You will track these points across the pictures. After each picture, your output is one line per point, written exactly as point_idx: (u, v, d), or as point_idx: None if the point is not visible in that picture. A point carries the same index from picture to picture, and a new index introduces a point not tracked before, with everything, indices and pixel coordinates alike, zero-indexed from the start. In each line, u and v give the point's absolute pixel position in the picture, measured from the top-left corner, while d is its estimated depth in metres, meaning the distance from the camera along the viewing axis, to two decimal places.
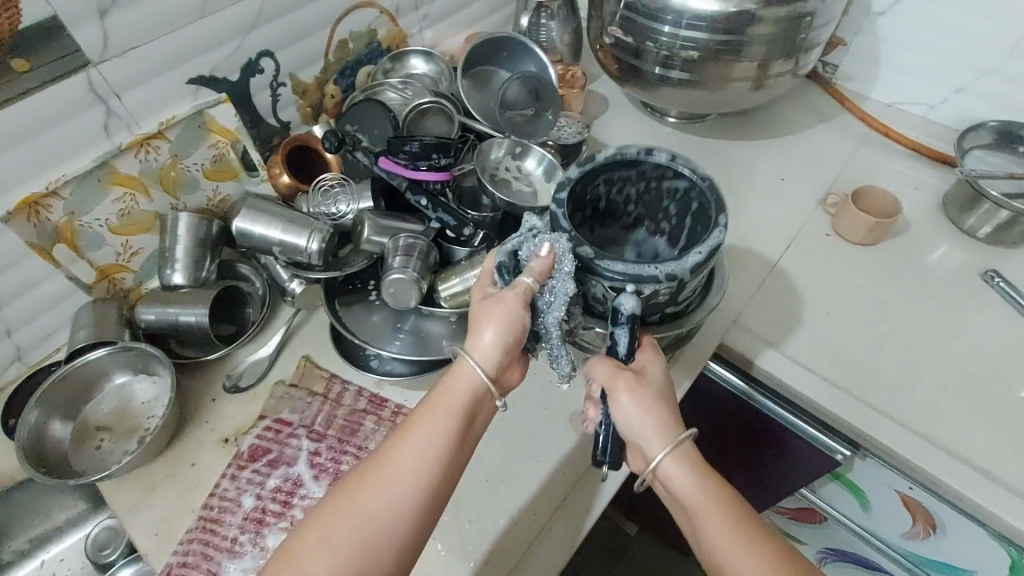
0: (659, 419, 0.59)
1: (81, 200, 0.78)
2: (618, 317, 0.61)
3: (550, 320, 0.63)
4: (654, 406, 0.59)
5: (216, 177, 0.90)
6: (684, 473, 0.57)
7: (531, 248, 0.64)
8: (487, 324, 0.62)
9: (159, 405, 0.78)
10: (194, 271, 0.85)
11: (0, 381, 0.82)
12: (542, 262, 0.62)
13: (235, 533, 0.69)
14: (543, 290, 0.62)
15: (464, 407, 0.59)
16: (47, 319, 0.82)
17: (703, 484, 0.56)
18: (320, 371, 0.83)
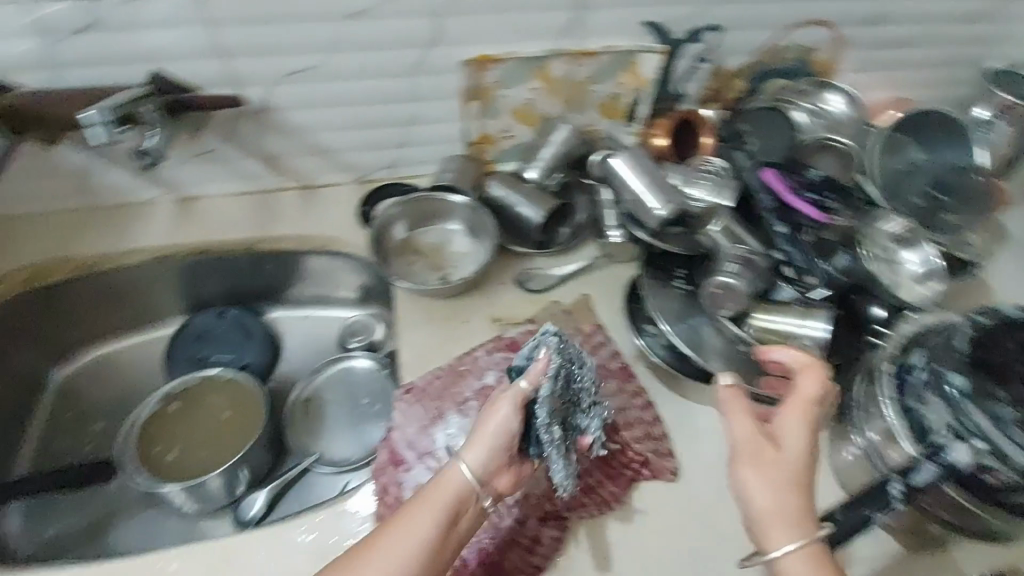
0: (790, 504, 0.54)
1: (511, 76, 0.88)
2: (938, 456, 0.58)
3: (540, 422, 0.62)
4: (779, 498, 0.54)
5: (603, 111, 0.97)
6: (805, 564, 0.52)
7: (538, 351, 0.67)
8: (489, 425, 0.62)
9: (465, 262, 0.89)
10: (545, 175, 0.93)
11: (370, 175, 0.99)
12: (538, 367, 0.64)
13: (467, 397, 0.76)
14: (542, 395, 0.63)
15: (450, 507, 0.58)
16: (427, 150, 0.97)
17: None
18: (592, 315, 0.85)
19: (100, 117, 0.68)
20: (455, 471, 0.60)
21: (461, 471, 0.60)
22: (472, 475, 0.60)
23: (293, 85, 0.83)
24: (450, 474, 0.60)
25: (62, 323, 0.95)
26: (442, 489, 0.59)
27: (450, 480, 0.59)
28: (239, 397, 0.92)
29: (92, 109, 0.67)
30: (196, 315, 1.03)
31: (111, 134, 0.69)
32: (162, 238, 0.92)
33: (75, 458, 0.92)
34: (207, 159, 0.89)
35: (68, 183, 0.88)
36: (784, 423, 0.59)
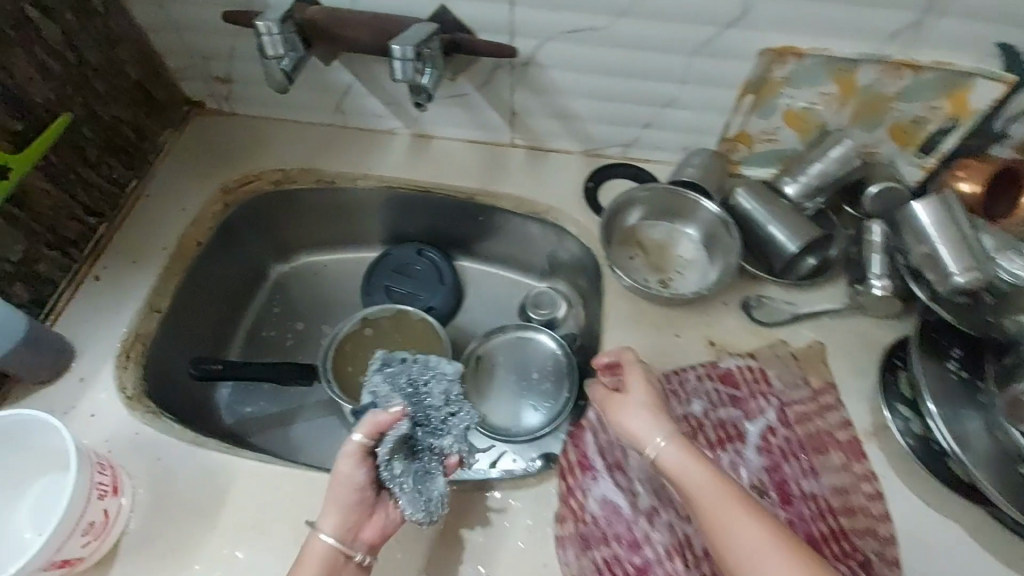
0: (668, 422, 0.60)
1: (805, 75, 0.76)
2: None
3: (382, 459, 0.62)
4: (655, 420, 0.60)
5: (893, 134, 0.81)
6: (676, 462, 0.56)
7: (375, 388, 0.70)
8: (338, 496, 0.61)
9: (689, 271, 0.81)
10: (804, 197, 0.81)
11: (603, 149, 0.93)
12: (376, 422, 0.61)
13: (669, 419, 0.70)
14: (378, 445, 0.61)
15: None
16: (673, 137, 0.88)
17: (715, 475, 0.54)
18: (825, 370, 0.74)
19: (406, 55, 0.65)
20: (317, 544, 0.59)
21: (324, 540, 0.59)
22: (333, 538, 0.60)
23: (567, 44, 0.78)
24: (318, 548, 0.59)
25: (291, 227, 1.02)
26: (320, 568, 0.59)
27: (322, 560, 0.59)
28: (431, 339, 0.93)
29: (398, 45, 0.65)
30: (397, 246, 1.06)
31: (410, 72, 0.67)
32: (395, 170, 0.94)
33: (276, 350, 1.00)
34: (456, 101, 0.89)
35: (329, 98, 0.92)
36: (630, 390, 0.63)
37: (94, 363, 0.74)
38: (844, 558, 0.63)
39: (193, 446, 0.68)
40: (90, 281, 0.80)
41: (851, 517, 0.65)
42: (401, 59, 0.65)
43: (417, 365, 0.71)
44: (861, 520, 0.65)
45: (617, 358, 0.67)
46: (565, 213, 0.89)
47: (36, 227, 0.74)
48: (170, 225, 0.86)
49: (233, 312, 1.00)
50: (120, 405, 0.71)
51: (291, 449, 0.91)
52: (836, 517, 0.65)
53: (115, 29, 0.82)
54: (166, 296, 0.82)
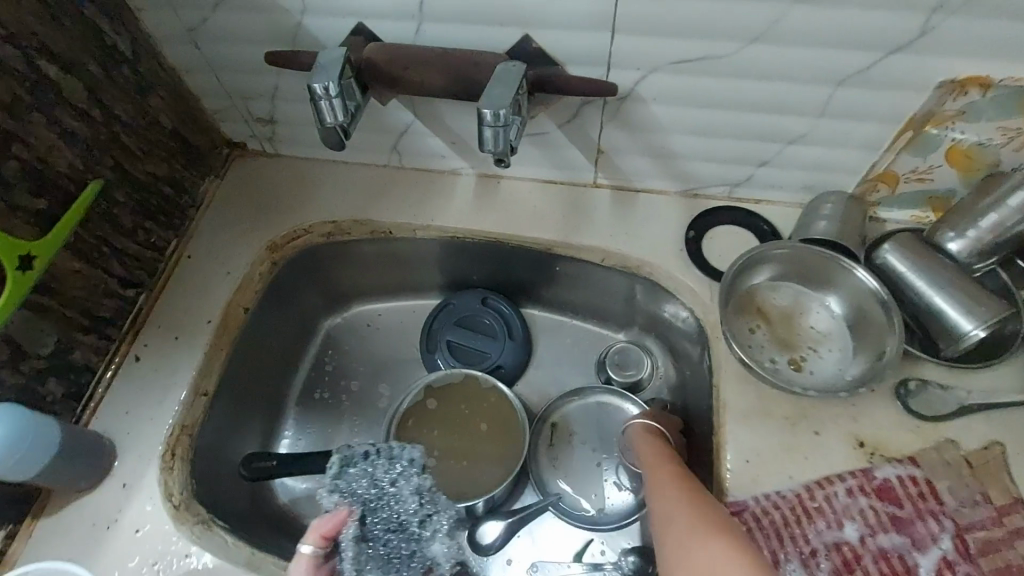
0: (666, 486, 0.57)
1: (987, 109, 0.60)
2: None
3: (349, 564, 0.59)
4: (654, 487, 0.59)
5: None
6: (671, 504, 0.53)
7: (332, 501, 0.62)
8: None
9: (827, 347, 0.66)
10: (972, 255, 0.65)
11: (705, 189, 0.79)
12: (328, 522, 0.59)
13: (815, 547, 0.57)
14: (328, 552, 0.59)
15: None
16: (794, 176, 0.73)
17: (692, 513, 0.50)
18: (1008, 481, 0.59)
19: (497, 119, 0.54)
20: None
21: None
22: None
23: (676, 76, 0.63)
24: None
25: (343, 278, 0.92)
26: None
27: None
28: (504, 413, 0.81)
29: (490, 107, 0.53)
30: (460, 295, 0.95)
31: (502, 138, 0.55)
32: (459, 218, 0.81)
33: (330, 416, 0.91)
34: (532, 140, 0.76)
35: (384, 138, 0.80)
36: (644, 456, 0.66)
37: (139, 465, 0.67)
38: None
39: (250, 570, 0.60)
40: (131, 362, 0.73)
41: None
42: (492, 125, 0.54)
43: (381, 455, 0.64)
44: None
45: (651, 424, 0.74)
46: (662, 268, 0.76)
47: (70, 314, 0.67)
48: (214, 292, 0.77)
49: (286, 373, 0.91)
50: (168, 517, 0.64)
51: None
52: None
53: (145, 75, 0.72)
54: (213, 377, 0.74)
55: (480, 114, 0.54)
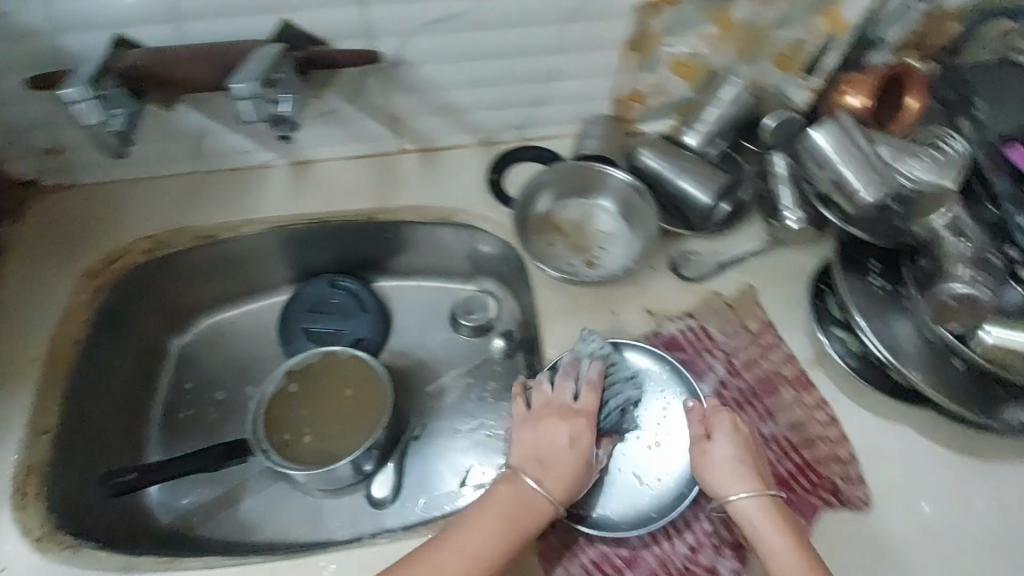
0: (734, 461, 0.62)
1: (683, 22, 0.73)
2: None
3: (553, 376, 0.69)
4: (719, 458, 0.62)
5: (778, 63, 0.80)
6: (764, 516, 0.59)
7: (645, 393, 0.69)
8: (549, 441, 0.63)
9: (612, 244, 0.78)
10: (707, 143, 0.79)
11: (499, 136, 0.88)
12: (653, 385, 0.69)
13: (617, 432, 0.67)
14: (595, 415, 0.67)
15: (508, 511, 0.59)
16: (565, 109, 0.85)
17: (778, 526, 0.58)
18: (760, 311, 0.74)
19: (249, 90, 0.59)
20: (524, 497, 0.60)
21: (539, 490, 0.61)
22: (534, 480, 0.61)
23: (432, 36, 0.71)
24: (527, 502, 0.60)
25: (184, 292, 0.92)
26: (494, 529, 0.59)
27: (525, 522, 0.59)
28: (364, 376, 0.86)
29: (238, 81, 0.59)
30: (308, 283, 0.98)
31: (259, 108, 0.61)
32: (279, 207, 0.85)
33: (200, 428, 0.91)
34: (329, 119, 0.81)
35: (187, 145, 0.82)
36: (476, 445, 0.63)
37: None
38: (813, 486, 0.65)
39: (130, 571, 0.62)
40: None
41: (812, 447, 0.67)
42: (248, 96, 0.59)
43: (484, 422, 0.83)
44: (822, 447, 0.67)
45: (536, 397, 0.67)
46: (473, 211, 0.85)
47: None
48: (37, 332, 0.76)
49: (143, 398, 0.90)
50: (33, 552, 0.64)
51: (244, 528, 0.85)
52: (799, 451, 0.67)
53: None
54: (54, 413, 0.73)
55: (231, 89, 0.59)
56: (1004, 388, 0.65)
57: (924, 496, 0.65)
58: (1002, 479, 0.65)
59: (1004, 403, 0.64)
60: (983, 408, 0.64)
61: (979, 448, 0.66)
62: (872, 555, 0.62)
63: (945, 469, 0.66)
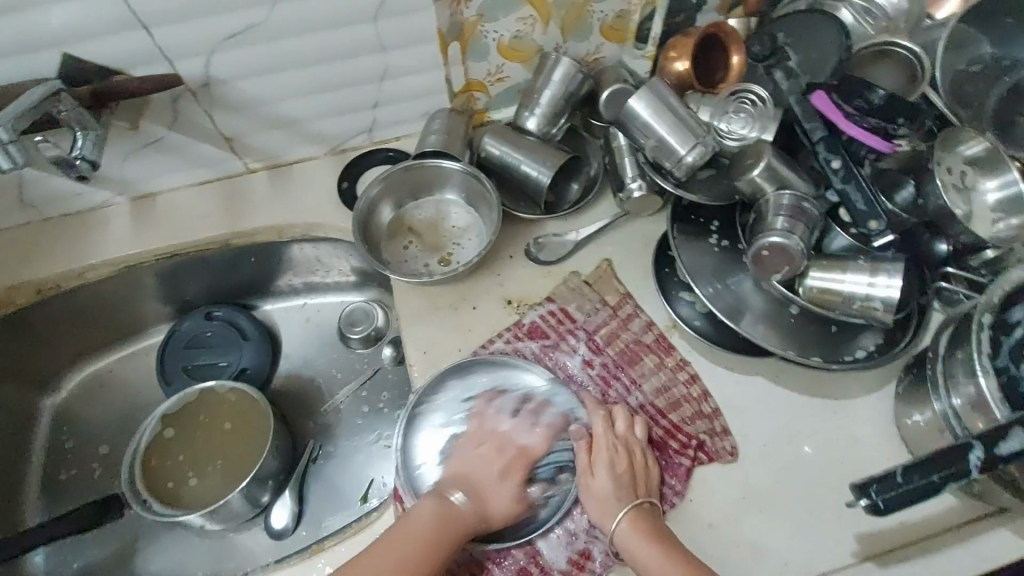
0: (610, 492, 0.60)
1: (495, 8, 0.72)
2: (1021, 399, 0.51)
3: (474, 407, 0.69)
4: (596, 491, 0.61)
5: (607, 34, 0.80)
6: (641, 537, 0.57)
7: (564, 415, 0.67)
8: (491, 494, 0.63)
9: (466, 238, 0.78)
10: (547, 124, 0.79)
11: (347, 142, 0.86)
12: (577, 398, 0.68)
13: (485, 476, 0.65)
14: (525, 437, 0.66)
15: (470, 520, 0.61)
16: (407, 107, 0.83)
17: (659, 549, 0.56)
18: (617, 283, 0.75)
19: (3, 135, 0.54)
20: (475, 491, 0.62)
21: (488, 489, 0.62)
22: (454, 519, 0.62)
23: (236, 51, 0.69)
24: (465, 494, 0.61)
25: (42, 351, 0.87)
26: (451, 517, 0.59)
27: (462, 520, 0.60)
28: (243, 403, 0.84)
29: None
30: (183, 319, 0.95)
31: (21, 153, 0.56)
32: (124, 246, 0.82)
33: (83, 488, 0.87)
34: (157, 148, 0.77)
35: (7, 195, 0.77)
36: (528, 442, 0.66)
37: None
38: (682, 449, 0.65)
39: None
40: None
41: (678, 410, 0.67)
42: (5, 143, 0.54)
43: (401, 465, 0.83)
44: (687, 408, 0.67)
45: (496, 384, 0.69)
46: (328, 222, 0.83)
47: None
48: None
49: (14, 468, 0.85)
50: None
51: None
52: (666, 416, 0.67)
53: None
54: None
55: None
56: (836, 328, 0.67)
57: (783, 440, 0.66)
58: (853, 413, 0.67)
59: (843, 341, 0.67)
60: (819, 349, 0.66)
61: (829, 387, 0.68)
62: (738, 506, 0.63)
63: (801, 410, 0.67)
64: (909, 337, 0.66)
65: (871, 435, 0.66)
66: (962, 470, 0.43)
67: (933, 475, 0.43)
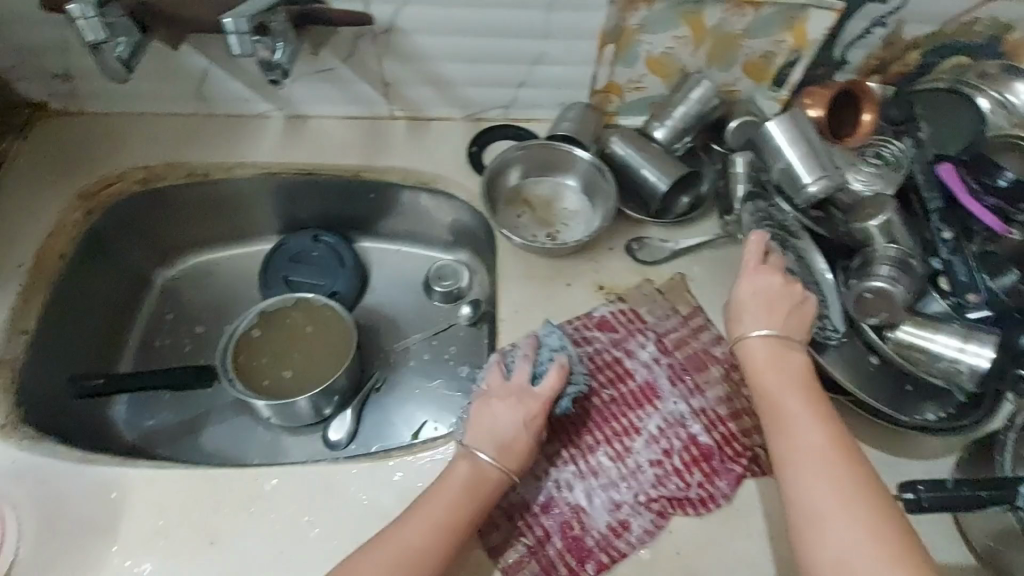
0: (764, 311, 0.65)
1: (657, 21, 0.80)
2: None
3: (564, 409, 0.67)
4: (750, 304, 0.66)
5: (749, 71, 0.86)
6: (766, 362, 0.62)
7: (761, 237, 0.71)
8: (501, 418, 0.64)
9: (574, 221, 0.84)
10: (673, 137, 0.85)
11: (484, 113, 0.93)
12: (677, 389, 0.71)
13: (570, 431, 0.68)
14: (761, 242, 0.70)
15: (484, 492, 0.60)
16: (548, 93, 0.90)
17: (794, 384, 0.61)
18: (689, 296, 0.78)
19: (241, 28, 0.63)
20: (469, 463, 0.62)
21: (485, 460, 0.61)
22: (493, 456, 0.61)
23: (424, 7, 0.77)
24: (477, 474, 0.61)
25: (170, 229, 0.96)
26: (439, 515, 0.58)
27: (473, 484, 0.60)
28: (333, 320, 0.91)
29: (230, 16, 0.63)
30: (293, 235, 1.03)
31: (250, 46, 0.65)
32: (272, 154, 0.90)
33: (171, 358, 0.95)
34: (325, 77, 0.86)
35: (190, 86, 0.87)
36: (492, 410, 0.64)
37: None
38: (737, 457, 0.68)
39: (81, 461, 0.65)
40: None
41: (737, 420, 0.70)
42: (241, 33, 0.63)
43: None
44: (747, 421, 0.70)
45: (622, 350, 0.73)
46: (451, 178, 0.89)
47: None
48: (25, 241, 0.79)
49: (114, 326, 0.93)
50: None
51: (201, 453, 0.88)
52: (726, 423, 0.70)
53: None
54: (32, 317, 0.76)
55: (223, 25, 0.63)
56: (911, 388, 0.69)
57: None
58: (908, 472, 0.69)
59: (916, 400, 0.69)
60: (891, 401, 0.68)
61: (889, 442, 0.71)
62: (781, 527, 0.65)
63: None
64: (984, 417, 0.67)
65: (923, 499, 0.68)
66: (1013, 497, 0.53)
67: (988, 495, 0.53)
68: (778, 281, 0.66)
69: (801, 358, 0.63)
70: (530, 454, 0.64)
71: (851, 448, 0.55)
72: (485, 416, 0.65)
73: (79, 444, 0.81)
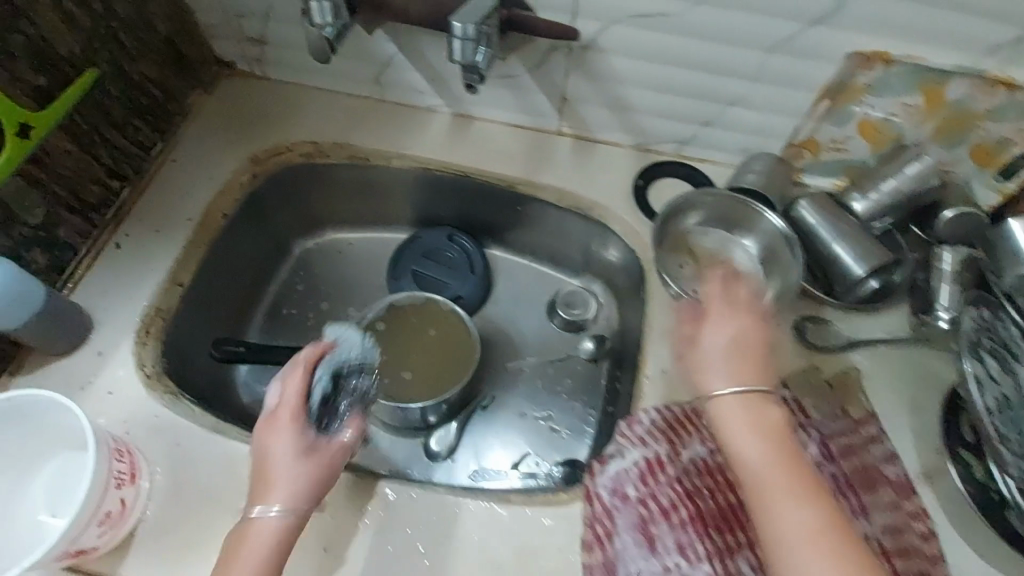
0: (724, 350, 0.61)
1: (889, 83, 0.70)
2: None
3: (314, 406, 0.64)
4: (716, 349, 0.61)
5: (976, 152, 0.73)
6: (742, 414, 0.56)
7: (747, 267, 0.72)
8: (286, 470, 0.58)
9: (741, 284, 0.76)
10: (873, 213, 0.75)
11: (656, 145, 0.87)
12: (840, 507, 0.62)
13: (712, 525, 0.61)
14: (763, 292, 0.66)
15: (252, 559, 0.54)
16: (733, 137, 0.83)
17: (771, 446, 0.54)
18: (863, 400, 0.69)
19: (467, 34, 0.62)
20: (255, 524, 0.56)
21: (269, 521, 0.56)
22: (280, 510, 0.56)
23: (633, 30, 0.71)
24: (258, 531, 0.55)
25: (318, 202, 0.97)
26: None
27: (245, 543, 0.55)
28: (457, 332, 0.90)
29: (459, 21, 0.61)
30: (427, 231, 1.01)
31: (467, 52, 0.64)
32: (434, 150, 0.88)
33: (294, 329, 0.96)
34: (506, 82, 0.83)
35: (370, 69, 0.86)
36: (286, 456, 0.59)
37: (113, 337, 0.70)
38: None
39: (214, 431, 0.65)
40: (111, 250, 0.75)
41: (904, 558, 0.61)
42: (465, 38, 0.61)
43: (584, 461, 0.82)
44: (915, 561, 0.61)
45: None
46: (611, 209, 0.84)
47: (59, 193, 0.69)
48: (195, 195, 0.81)
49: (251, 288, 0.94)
50: (140, 383, 0.67)
51: None
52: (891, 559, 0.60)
53: None
54: (190, 269, 0.77)
55: (452, 27, 0.62)
56: None
57: None
58: None
59: None
60: None
61: None
62: None
63: None
64: None
65: None
66: None
67: None
68: (750, 321, 0.63)
69: (777, 411, 0.57)
70: (317, 491, 0.59)
71: (834, 513, 0.49)
72: (264, 441, 0.60)
73: (204, 400, 0.83)
